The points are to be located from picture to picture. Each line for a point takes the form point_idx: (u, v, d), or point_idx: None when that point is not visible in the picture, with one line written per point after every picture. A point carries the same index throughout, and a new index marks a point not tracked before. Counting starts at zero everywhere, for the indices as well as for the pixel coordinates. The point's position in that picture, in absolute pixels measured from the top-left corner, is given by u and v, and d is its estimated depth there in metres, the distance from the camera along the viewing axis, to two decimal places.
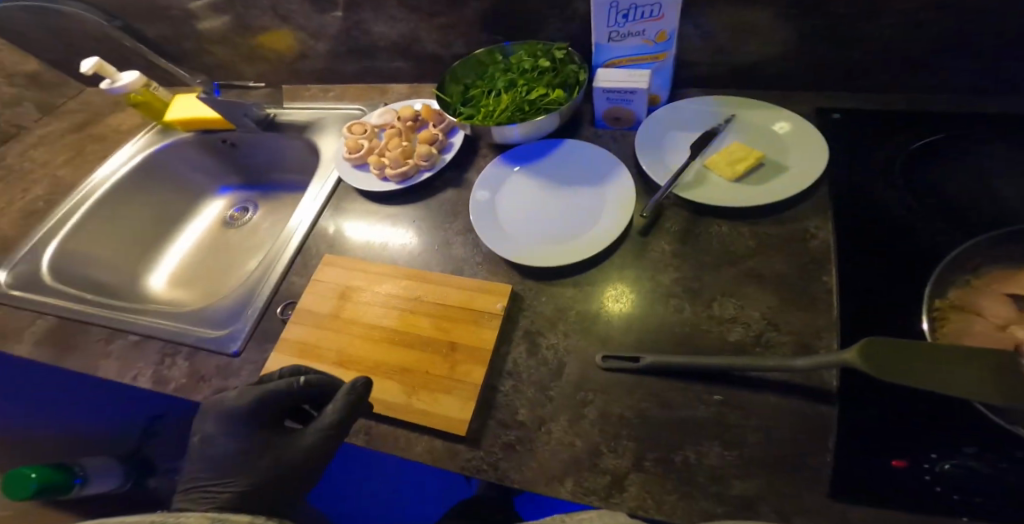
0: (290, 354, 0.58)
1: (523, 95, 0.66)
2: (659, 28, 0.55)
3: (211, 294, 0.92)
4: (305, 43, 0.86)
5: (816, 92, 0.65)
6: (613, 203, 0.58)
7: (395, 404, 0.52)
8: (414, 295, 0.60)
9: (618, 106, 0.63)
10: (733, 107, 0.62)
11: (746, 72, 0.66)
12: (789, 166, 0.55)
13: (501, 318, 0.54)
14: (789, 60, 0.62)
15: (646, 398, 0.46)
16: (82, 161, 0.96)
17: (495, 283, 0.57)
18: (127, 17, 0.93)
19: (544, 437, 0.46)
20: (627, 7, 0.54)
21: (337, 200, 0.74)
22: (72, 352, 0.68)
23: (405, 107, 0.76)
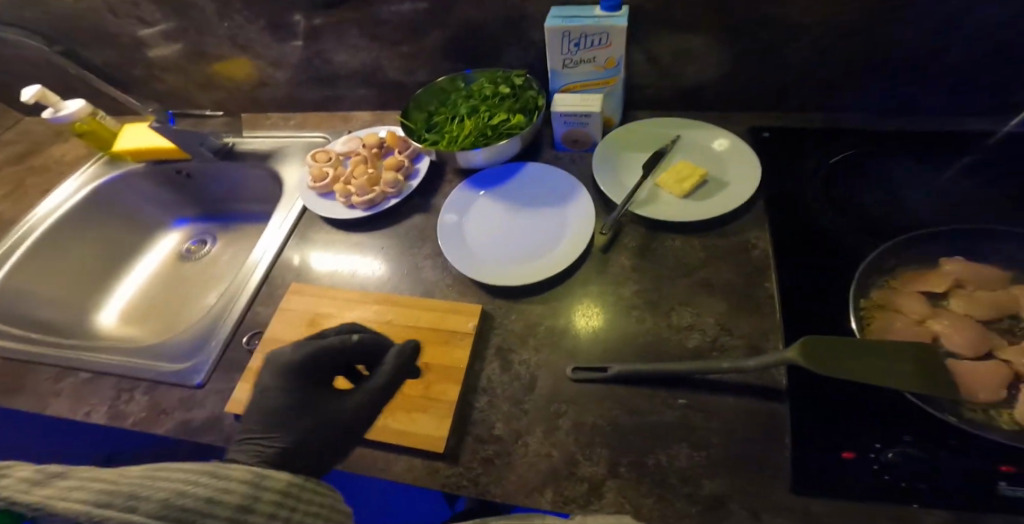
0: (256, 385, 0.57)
1: (485, 121, 0.70)
2: (608, 56, 0.60)
3: (169, 329, 0.88)
4: (265, 71, 0.87)
5: (751, 114, 0.72)
6: (576, 222, 0.61)
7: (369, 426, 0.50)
8: (385, 318, 0.60)
9: (575, 130, 0.67)
10: (679, 130, 0.68)
11: (688, 97, 0.72)
12: (729, 183, 0.60)
13: (473, 336, 0.55)
14: (725, 86, 0.69)
15: (616, 405, 0.48)
16: (21, 193, 0.91)
17: (464, 304, 0.58)
18: (72, 46, 0.90)
19: (521, 450, 0.47)
20: (579, 36, 0.58)
21: (303, 229, 0.74)
22: (17, 393, 0.64)
23: (369, 135, 0.77)
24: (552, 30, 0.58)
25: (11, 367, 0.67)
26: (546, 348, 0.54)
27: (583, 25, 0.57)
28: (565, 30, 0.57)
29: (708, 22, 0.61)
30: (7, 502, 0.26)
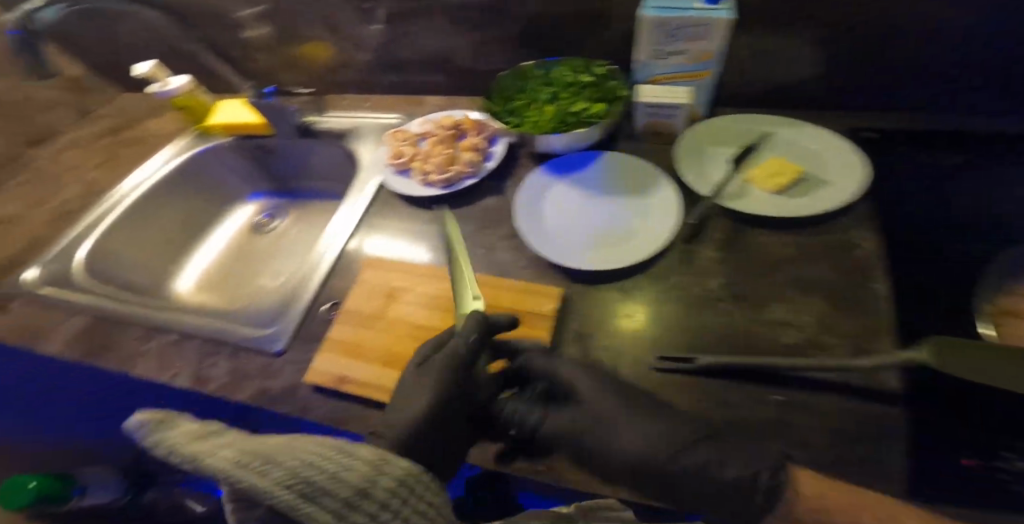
0: (335, 355, 0.57)
1: (565, 109, 0.69)
2: (703, 49, 0.57)
3: (238, 298, 0.92)
4: (348, 53, 0.89)
5: (848, 114, 0.68)
6: (657, 212, 0.60)
7: None
8: None
9: (658, 121, 0.66)
10: (772, 125, 0.65)
11: (781, 92, 0.69)
12: (829, 181, 0.57)
13: (551, 320, 0.54)
14: (825, 82, 0.65)
15: (704, 398, 0.46)
16: (117, 163, 0.98)
17: (542, 286, 0.57)
18: (172, 26, 0.96)
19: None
20: (676, 27, 0.55)
21: (378, 205, 0.75)
22: (107, 351, 0.67)
23: (445, 117, 0.78)
24: (648, 19, 0.55)
25: (102, 326, 0.71)
26: (627, 334, 0.52)
27: (682, 16, 0.54)
28: (661, 20, 0.55)
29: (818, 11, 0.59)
30: (168, 449, 0.28)
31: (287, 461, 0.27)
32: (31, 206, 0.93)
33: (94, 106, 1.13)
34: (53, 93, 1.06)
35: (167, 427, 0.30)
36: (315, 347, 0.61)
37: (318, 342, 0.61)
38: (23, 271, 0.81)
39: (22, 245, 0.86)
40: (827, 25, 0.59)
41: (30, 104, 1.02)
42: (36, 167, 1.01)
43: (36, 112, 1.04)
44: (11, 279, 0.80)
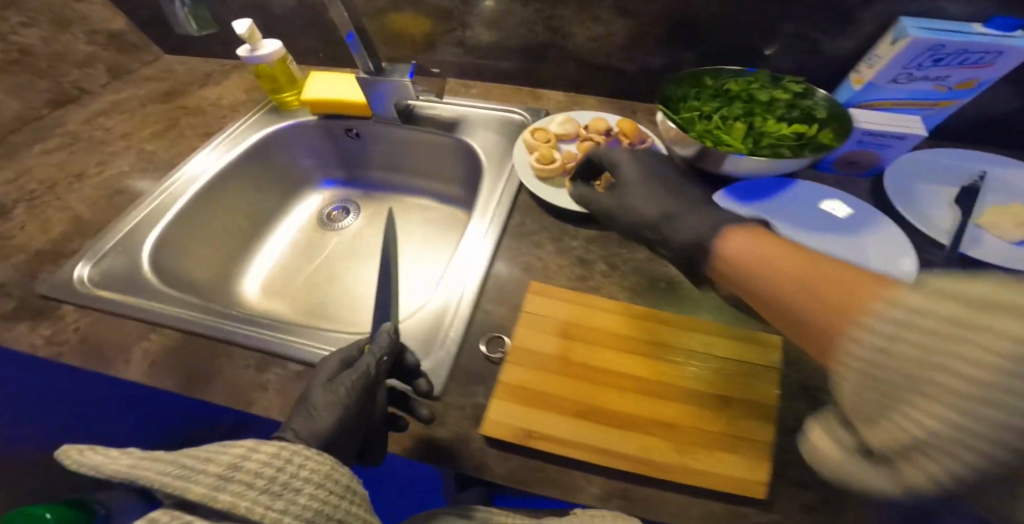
0: (522, 402, 0.51)
1: (753, 128, 0.60)
2: (967, 78, 0.54)
3: (315, 309, 0.79)
4: (467, 31, 0.76)
5: None
6: (876, 253, 0.54)
7: (671, 467, 0.46)
8: (655, 338, 0.54)
9: (867, 150, 0.60)
10: (982, 165, 0.62)
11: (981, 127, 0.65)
12: None
13: (776, 372, 0.51)
14: None
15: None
16: (175, 137, 0.83)
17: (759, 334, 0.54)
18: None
19: (845, 496, 0.45)
20: (950, 52, 0.52)
21: (520, 217, 0.67)
22: (212, 381, 0.56)
23: (596, 120, 0.70)
24: (921, 41, 0.51)
25: (196, 347, 0.59)
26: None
27: (967, 40, 0.50)
28: (939, 43, 0.51)
29: None
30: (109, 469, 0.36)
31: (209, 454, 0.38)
32: (68, 183, 0.78)
33: (133, 66, 0.97)
34: (90, 48, 0.89)
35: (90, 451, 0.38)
36: (479, 394, 0.53)
37: (483, 386, 0.53)
38: (73, 265, 0.67)
39: (67, 232, 0.72)
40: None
41: (61, 60, 0.86)
42: (67, 134, 0.85)
43: (67, 68, 0.87)
44: (61, 274, 0.66)
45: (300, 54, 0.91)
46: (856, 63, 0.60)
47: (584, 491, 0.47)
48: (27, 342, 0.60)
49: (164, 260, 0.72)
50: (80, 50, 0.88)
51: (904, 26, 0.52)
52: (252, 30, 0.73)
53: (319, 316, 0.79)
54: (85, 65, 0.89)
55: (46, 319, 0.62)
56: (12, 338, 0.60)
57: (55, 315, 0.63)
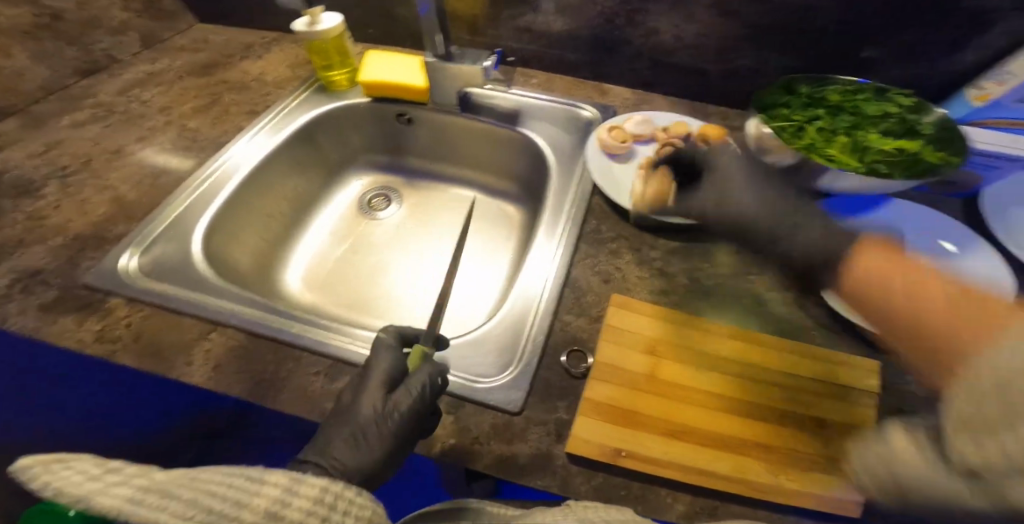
0: (614, 422, 0.48)
1: (857, 142, 0.56)
2: None
3: (363, 305, 0.76)
4: (537, 17, 0.71)
5: None
6: None
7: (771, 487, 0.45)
8: (749, 359, 0.52)
9: (972, 170, 0.56)
10: None
11: None
12: None
13: (879, 398, 0.50)
14: None
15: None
16: (219, 113, 0.78)
17: (857, 359, 0.52)
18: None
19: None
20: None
21: (595, 221, 0.63)
22: (281, 389, 0.53)
23: (679, 124, 0.66)
24: None
25: (261, 347, 0.57)
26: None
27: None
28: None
29: None
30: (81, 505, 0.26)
31: (226, 483, 0.31)
32: (105, 158, 0.72)
33: (166, 36, 0.90)
34: (124, 15, 0.83)
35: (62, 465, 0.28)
36: (562, 410, 0.51)
37: (566, 403, 0.51)
38: (118, 255, 0.63)
39: (108, 214, 0.67)
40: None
41: (96, 26, 0.80)
42: (99, 105, 0.78)
43: (98, 34, 0.81)
44: (107, 263, 0.62)
45: None
46: (977, 77, 0.56)
47: (673, 509, 0.45)
48: (75, 337, 0.56)
49: (213, 250, 0.68)
50: (113, 17, 0.82)
51: None
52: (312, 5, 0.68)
53: (368, 312, 0.75)
54: (118, 32, 0.83)
55: (95, 311, 0.58)
56: (57, 335, 0.56)
57: (105, 307, 0.59)
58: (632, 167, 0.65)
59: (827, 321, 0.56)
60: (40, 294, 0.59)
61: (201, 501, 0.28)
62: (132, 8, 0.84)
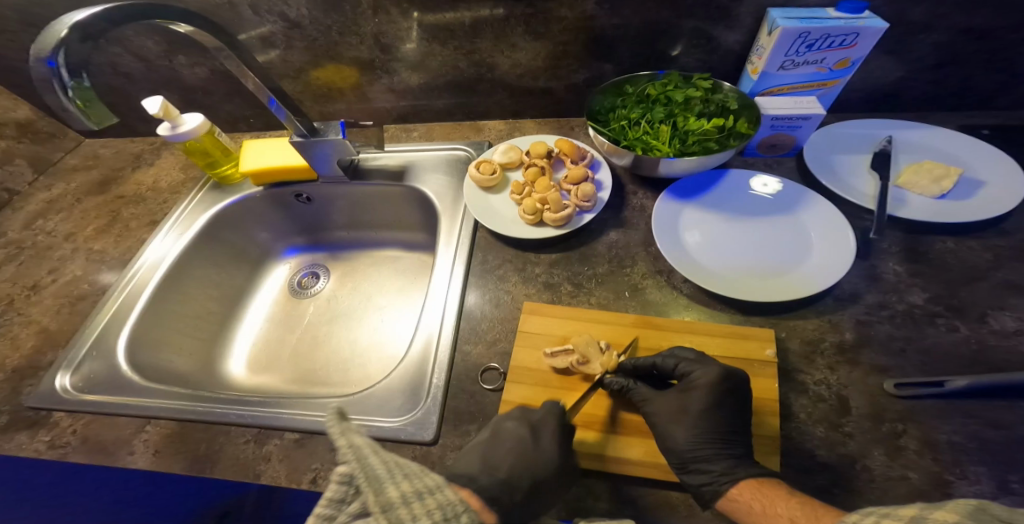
0: None
1: (681, 128, 0.64)
2: (844, 56, 0.58)
3: (305, 377, 0.78)
4: (394, 76, 0.76)
5: (949, 112, 0.72)
6: (822, 230, 0.61)
7: (735, 502, 0.46)
8: (648, 345, 0.57)
9: (780, 133, 0.65)
10: (888, 131, 0.70)
11: (888, 96, 0.71)
12: (988, 181, 0.62)
13: (776, 364, 0.53)
14: (936, 84, 0.68)
15: (968, 419, 0.48)
16: (122, 230, 0.82)
17: (746, 327, 0.56)
18: (153, 52, 0.77)
19: (865, 476, 0.46)
20: (816, 37, 0.56)
21: (483, 250, 0.68)
22: (218, 459, 0.56)
23: (537, 144, 0.72)
24: (789, 30, 0.55)
25: (194, 432, 0.59)
26: (842, 367, 0.53)
27: (828, 25, 0.55)
28: (805, 31, 0.55)
29: (961, 18, 0.60)
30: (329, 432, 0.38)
31: (400, 462, 0.39)
32: (25, 295, 0.75)
33: (56, 157, 0.93)
34: (3, 143, 0.85)
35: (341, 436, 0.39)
36: (474, 433, 0.54)
37: (476, 425, 0.54)
38: (53, 376, 0.65)
39: (38, 345, 0.69)
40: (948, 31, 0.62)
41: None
42: (9, 243, 0.81)
43: None
44: (44, 386, 0.64)
45: (232, 122, 0.90)
46: (750, 55, 0.65)
47: (594, 508, 0.48)
48: (30, 450, 0.59)
49: (142, 355, 0.70)
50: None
51: (773, 18, 0.57)
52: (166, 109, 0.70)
53: (308, 384, 0.77)
54: (5, 163, 0.86)
55: (42, 427, 0.61)
56: (13, 449, 0.59)
57: (51, 422, 0.61)
58: (506, 194, 0.71)
59: (704, 295, 0.60)
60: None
61: (382, 463, 0.38)
62: (9, 137, 0.86)
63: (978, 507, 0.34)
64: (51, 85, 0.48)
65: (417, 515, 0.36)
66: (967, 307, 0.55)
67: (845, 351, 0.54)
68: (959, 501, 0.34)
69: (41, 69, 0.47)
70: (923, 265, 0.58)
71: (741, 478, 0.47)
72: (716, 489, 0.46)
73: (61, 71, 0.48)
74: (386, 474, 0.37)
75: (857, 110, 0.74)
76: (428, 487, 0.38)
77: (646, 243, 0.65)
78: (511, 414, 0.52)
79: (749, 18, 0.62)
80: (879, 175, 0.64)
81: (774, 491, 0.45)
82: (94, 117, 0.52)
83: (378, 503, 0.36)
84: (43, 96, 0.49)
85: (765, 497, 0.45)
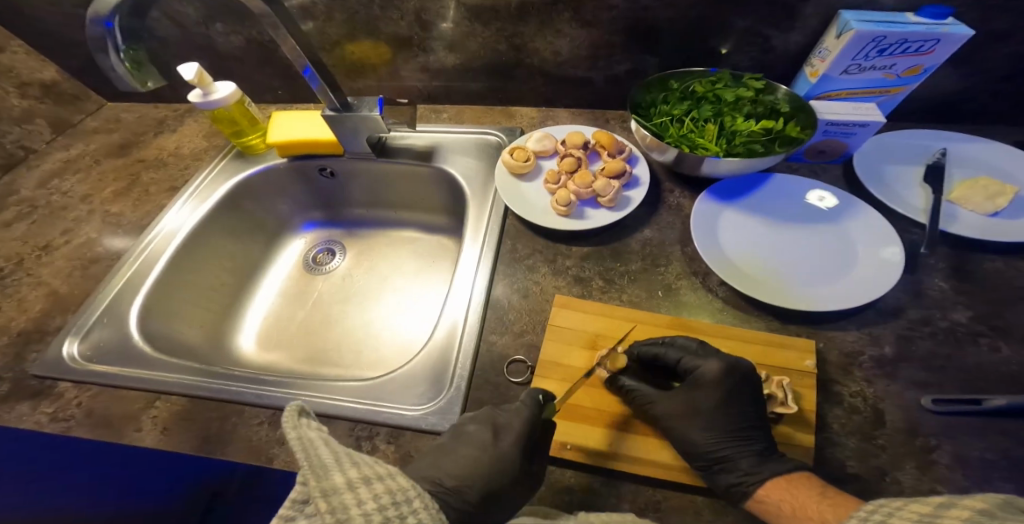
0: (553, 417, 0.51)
1: (728, 127, 0.62)
2: (916, 64, 0.57)
3: (318, 356, 0.76)
4: (430, 55, 0.74)
5: (998, 129, 0.70)
6: (864, 243, 0.59)
7: (762, 502, 0.45)
8: None
9: (832, 139, 0.63)
10: (941, 143, 0.68)
11: (937, 108, 0.69)
12: None
13: (815, 375, 0.51)
14: (989, 99, 0.66)
15: (1009, 443, 0.47)
16: (139, 195, 0.80)
17: (786, 336, 0.55)
18: (189, 18, 0.75)
19: (893, 489, 0.45)
20: (892, 42, 0.54)
21: (512, 240, 0.66)
22: (229, 441, 0.55)
23: (573, 134, 0.70)
24: (863, 32, 0.53)
25: (206, 409, 0.58)
26: (882, 381, 0.52)
27: (906, 29, 0.53)
28: (880, 35, 0.53)
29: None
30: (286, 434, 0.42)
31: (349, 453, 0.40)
32: (36, 255, 0.73)
33: (77, 118, 0.91)
34: (24, 101, 0.83)
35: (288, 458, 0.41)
36: None
37: None
38: (60, 343, 0.63)
39: (47, 308, 0.67)
40: (1010, 45, 0.60)
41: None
42: (22, 202, 0.79)
43: (5, 127, 0.81)
44: (50, 352, 0.63)
45: (257, 92, 0.88)
46: (809, 57, 0.63)
47: (615, 506, 0.46)
48: (32, 421, 0.57)
49: (153, 325, 0.69)
50: (13, 105, 0.81)
51: (847, 19, 0.55)
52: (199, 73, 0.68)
53: (321, 364, 0.75)
54: (24, 121, 0.83)
55: (46, 397, 0.59)
56: (13, 420, 0.57)
57: (55, 393, 0.60)
58: (539, 183, 0.69)
59: (740, 299, 0.59)
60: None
61: (330, 453, 0.39)
62: (30, 94, 0.83)
63: (1005, 500, 0.35)
64: (105, 45, 0.47)
65: (360, 498, 0.36)
66: (1011, 328, 0.53)
67: (885, 366, 0.52)
68: (988, 494, 0.35)
69: (98, 29, 0.46)
70: (967, 283, 0.57)
71: (769, 477, 0.45)
72: (745, 490, 0.45)
73: (116, 32, 0.48)
74: (333, 462, 0.38)
75: (903, 121, 0.72)
76: (377, 474, 0.38)
77: (681, 243, 0.63)
78: (474, 417, 0.50)
79: (808, 18, 0.60)
80: (931, 188, 0.62)
81: (805, 491, 0.43)
82: (140, 79, 0.51)
83: (320, 487, 0.36)
84: (95, 58, 0.48)
85: (794, 499, 0.44)
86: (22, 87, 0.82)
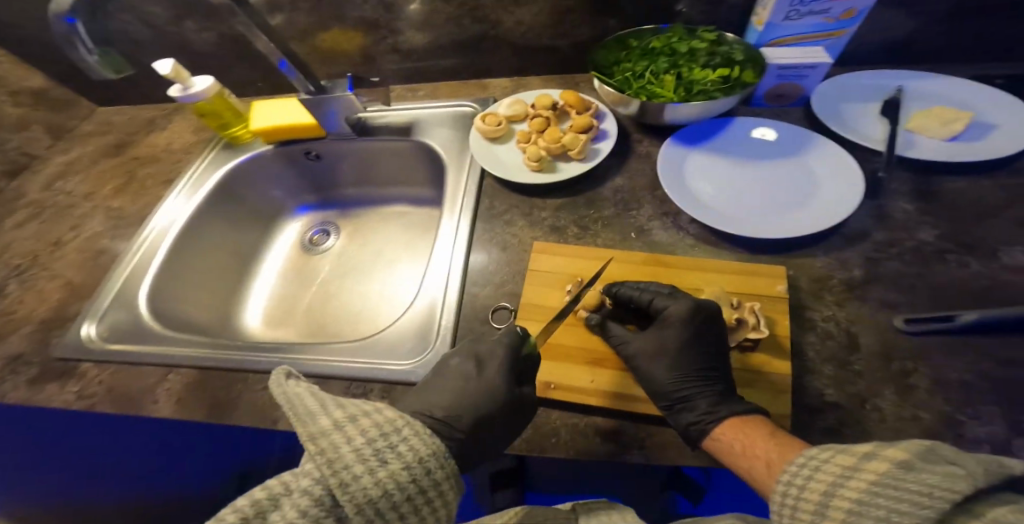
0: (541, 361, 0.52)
1: (684, 77, 0.65)
2: (848, 7, 0.58)
3: (318, 327, 0.80)
4: (400, 36, 0.78)
5: (962, 63, 0.71)
6: (829, 176, 0.60)
7: (717, 443, 0.45)
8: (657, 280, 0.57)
9: (786, 83, 0.65)
10: (899, 80, 0.69)
11: (898, 48, 0.70)
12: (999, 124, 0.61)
13: (786, 299, 0.53)
14: (946, 37, 0.68)
15: (977, 355, 0.48)
16: (138, 189, 0.85)
17: (761, 266, 0.56)
18: (168, 20, 0.80)
19: (875, 415, 0.45)
20: None
21: (489, 199, 0.69)
22: (235, 406, 0.58)
23: (541, 97, 0.73)
24: None
25: (213, 379, 0.61)
26: (851, 303, 0.53)
27: None
28: None
29: None
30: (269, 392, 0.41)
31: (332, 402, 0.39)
32: (50, 251, 0.78)
33: (72, 123, 0.97)
34: (19, 110, 0.88)
35: (297, 379, 0.43)
36: None
37: None
38: (79, 325, 0.68)
39: (62, 299, 0.72)
40: None
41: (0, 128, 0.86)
42: (32, 203, 0.85)
43: (5, 135, 0.87)
44: (70, 336, 0.67)
45: (242, 87, 0.92)
46: (755, 6, 0.65)
47: (595, 449, 0.47)
48: (60, 400, 0.61)
49: (162, 304, 0.73)
50: (8, 113, 0.87)
51: None
52: (178, 70, 0.72)
53: (323, 334, 0.79)
54: (22, 129, 0.89)
55: (70, 378, 0.63)
56: (44, 399, 0.61)
57: (78, 373, 0.63)
58: (511, 145, 0.72)
59: (711, 236, 0.61)
60: (21, 374, 0.64)
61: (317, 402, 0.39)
62: (24, 103, 0.89)
63: (928, 448, 0.32)
64: (72, 41, 0.53)
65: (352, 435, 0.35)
66: (978, 244, 0.54)
67: (853, 287, 0.54)
68: (911, 442, 0.33)
69: (61, 25, 0.52)
70: (933, 205, 0.58)
71: (726, 416, 0.45)
72: (702, 429, 0.45)
73: (78, 27, 0.53)
74: (317, 408, 0.38)
75: (868, 62, 0.73)
76: (364, 411, 0.38)
77: (652, 188, 0.66)
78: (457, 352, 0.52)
79: None
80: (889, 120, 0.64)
81: (756, 430, 0.43)
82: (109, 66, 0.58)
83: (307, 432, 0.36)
84: (64, 51, 0.54)
85: (745, 438, 0.43)
86: (14, 96, 0.87)
